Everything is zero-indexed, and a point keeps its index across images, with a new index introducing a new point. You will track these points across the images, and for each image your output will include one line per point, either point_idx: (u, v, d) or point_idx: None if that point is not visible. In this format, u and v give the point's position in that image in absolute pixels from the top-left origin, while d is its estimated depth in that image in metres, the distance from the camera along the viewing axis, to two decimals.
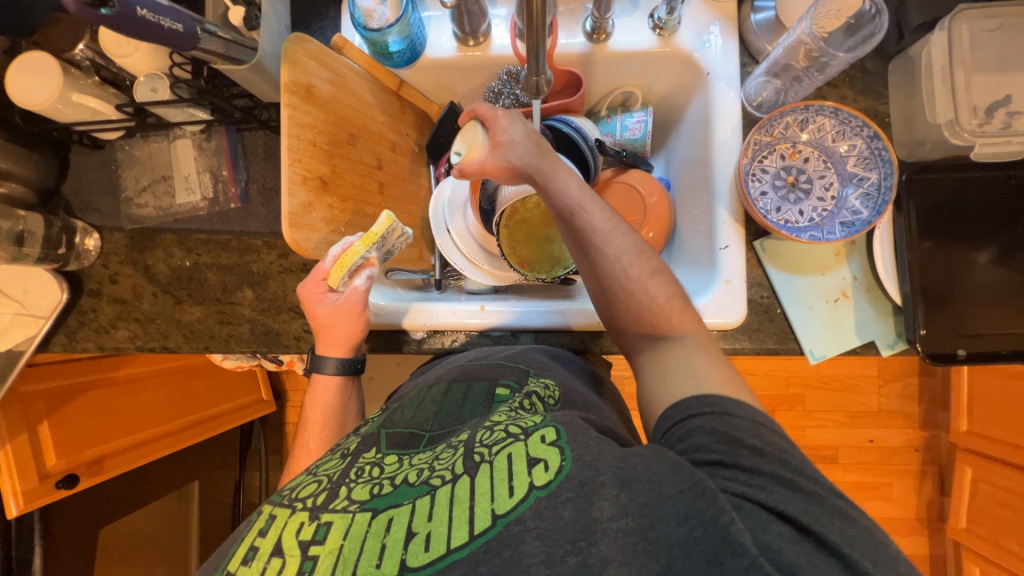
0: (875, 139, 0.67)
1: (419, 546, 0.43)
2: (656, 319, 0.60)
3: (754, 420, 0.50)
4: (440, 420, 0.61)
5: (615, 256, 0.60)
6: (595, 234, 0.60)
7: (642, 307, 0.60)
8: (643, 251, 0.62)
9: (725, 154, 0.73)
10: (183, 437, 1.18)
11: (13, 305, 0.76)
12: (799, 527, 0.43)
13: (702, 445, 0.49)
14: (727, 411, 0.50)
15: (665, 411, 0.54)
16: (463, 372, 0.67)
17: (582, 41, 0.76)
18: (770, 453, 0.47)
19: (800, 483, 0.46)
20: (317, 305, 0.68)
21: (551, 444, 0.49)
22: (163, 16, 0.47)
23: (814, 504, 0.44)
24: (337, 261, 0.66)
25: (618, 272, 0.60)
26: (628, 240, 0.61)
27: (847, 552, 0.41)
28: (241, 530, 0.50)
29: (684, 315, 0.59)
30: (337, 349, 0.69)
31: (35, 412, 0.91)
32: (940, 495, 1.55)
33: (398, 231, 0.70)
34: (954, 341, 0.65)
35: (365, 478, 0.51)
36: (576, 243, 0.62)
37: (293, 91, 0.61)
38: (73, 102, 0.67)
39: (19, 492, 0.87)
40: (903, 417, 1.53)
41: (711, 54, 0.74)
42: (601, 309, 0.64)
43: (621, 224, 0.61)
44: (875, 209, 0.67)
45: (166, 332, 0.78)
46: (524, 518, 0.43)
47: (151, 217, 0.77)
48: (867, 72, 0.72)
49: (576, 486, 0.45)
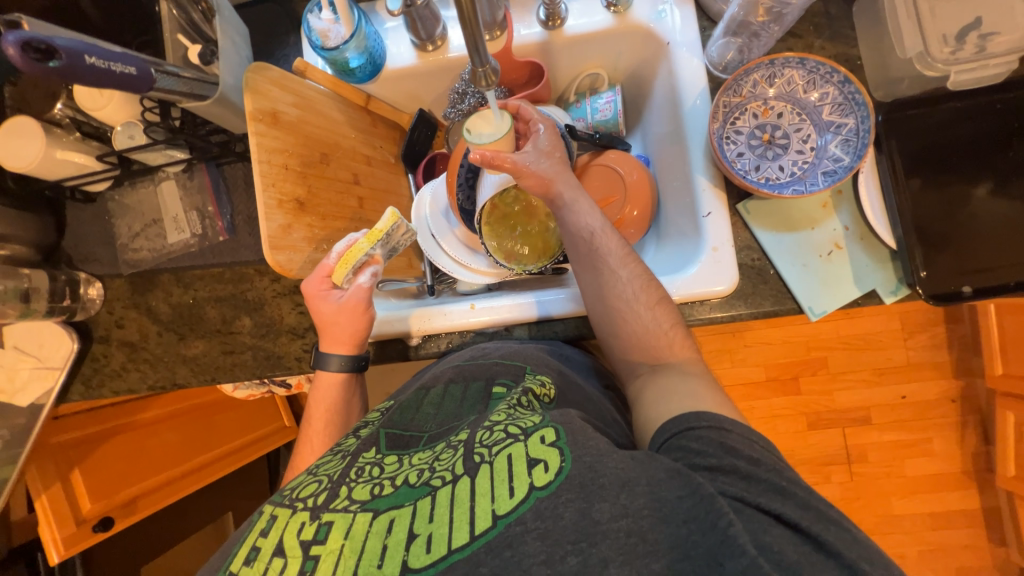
0: (846, 84, 0.66)
1: (420, 547, 0.44)
2: (652, 344, 0.64)
3: (750, 437, 0.51)
4: (440, 420, 0.61)
5: (623, 279, 0.65)
6: (607, 257, 0.67)
7: (642, 330, 0.64)
8: (647, 278, 0.66)
9: (697, 119, 0.72)
10: (207, 472, 1.20)
11: (31, 360, 0.80)
12: (797, 530, 0.44)
13: (699, 451, 0.49)
14: (725, 427, 0.51)
15: (663, 423, 0.55)
16: (460, 373, 0.66)
17: (538, 30, 0.76)
18: (767, 464, 0.48)
19: (796, 490, 0.47)
20: (321, 301, 0.68)
21: (550, 445, 0.48)
22: (114, 60, 0.48)
23: (811, 511, 0.45)
24: (342, 257, 0.67)
25: (620, 292, 0.65)
26: (633, 265, 0.66)
27: (845, 553, 0.43)
28: (242, 529, 0.50)
29: (680, 343, 0.63)
30: (341, 346, 0.70)
31: (66, 461, 0.96)
32: (984, 444, 1.48)
33: (403, 227, 0.71)
34: (957, 278, 0.63)
35: (366, 477, 0.51)
36: (586, 262, 0.68)
37: (258, 119, 0.63)
38: (58, 159, 0.69)
39: (58, 539, 0.91)
40: (934, 367, 1.48)
41: (668, 24, 0.73)
42: (600, 325, 0.68)
43: (631, 254, 0.67)
44: (856, 153, 0.66)
45: (174, 369, 0.81)
46: (524, 519, 0.44)
47: (146, 260, 0.79)
48: (831, 17, 0.71)
49: (577, 487, 0.45)
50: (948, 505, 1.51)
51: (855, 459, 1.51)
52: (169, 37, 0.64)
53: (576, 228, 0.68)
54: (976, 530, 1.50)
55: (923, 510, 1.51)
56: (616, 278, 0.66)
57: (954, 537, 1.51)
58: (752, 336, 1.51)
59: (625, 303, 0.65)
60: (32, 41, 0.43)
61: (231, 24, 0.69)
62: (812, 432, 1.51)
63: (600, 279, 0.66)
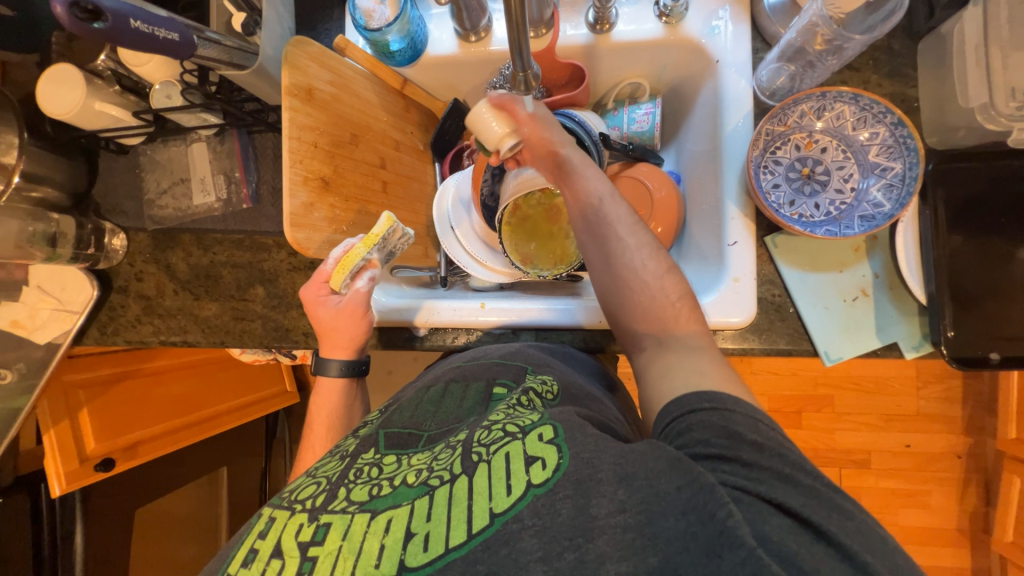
0: (900, 127, 0.62)
1: (417, 546, 0.44)
2: (660, 315, 0.61)
3: (753, 418, 0.49)
4: (440, 419, 0.61)
5: (632, 247, 0.64)
6: (616, 224, 0.65)
7: (649, 299, 0.62)
8: (653, 249, 0.65)
9: (736, 144, 0.70)
10: (209, 426, 1.23)
11: (52, 301, 0.82)
12: (800, 520, 0.42)
13: (702, 439, 0.48)
14: (726, 407, 0.50)
15: (664, 407, 0.54)
16: (460, 373, 0.67)
17: (585, 32, 0.74)
18: (770, 449, 0.47)
19: (800, 477, 0.45)
20: (319, 308, 0.70)
21: (547, 442, 0.48)
22: (158, 27, 0.48)
23: (813, 496, 0.44)
24: (339, 262, 0.67)
25: (630, 262, 0.63)
26: (640, 236, 0.65)
27: (846, 544, 0.41)
28: (243, 531, 0.51)
29: (687, 316, 0.61)
30: (340, 351, 0.72)
31: (77, 399, 0.99)
32: (984, 505, 1.44)
33: (399, 231, 0.70)
34: (988, 343, 0.60)
35: (364, 478, 0.52)
36: (591, 233, 0.66)
37: (294, 93, 0.62)
38: (95, 110, 0.70)
39: (62, 473, 0.94)
40: (943, 421, 1.44)
41: (720, 41, 0.70)
42: (607, 301, 0.66)
43: (641, 224, 0.66)
44: (899, 201, 0.63)
45: (186, 327, 0.82)
46: (521, 517, 0.44)
47: (171, 218, 0.81)
48: (893, 53, 0.67)
49: (574, 483, 0.45)
50: (937, 561, 1.48)
51: None
52: (215, 2, 0.64)
53: (587, 196, 0.66)
54: None
55: None
56: (625, 249, 0.64)
57: None
58: (758, 365, 1.49)
59: (635, 274, 0.63)
60: (80, 1, 0.43)
61: None
62: None
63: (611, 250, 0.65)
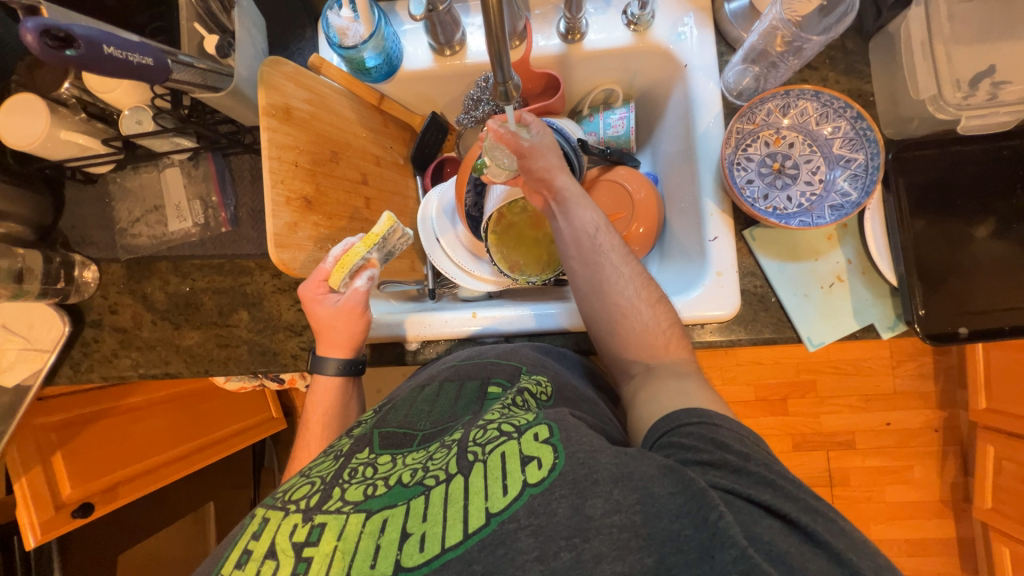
0: (859, 119, 0.66)
1: (414, 546, 0.43)
2: (650, 344, 0.64)
3: (739, 434, 0.51)
4: (435, 418, 0.60)
5: (624, 276, 0.67)
6: (607, 254, 0.68)
7: (640, 328, 0.65)
8: (640, 279, 0.67)
9: (709, 143, 0.72)
10: (191, 461, 1.18)
11: (19, 340, 0.78)
12: (789, 522, 0.44)
13: (686, 444, 0.50)
14: (714, 421, 0.52)
15: (653, 424, 0.56)
16: (455, 372, 0.66)
17: (558, 42, 0.76)
18: (756, 457, 0.48)
19: (785, 483, 0.47)
20: (317, 306, 0.68)
21: (544, 441, 0.48)
22: (132, 52, 0.47)
23: (800, 502, 0.45)
24: (339, 261, 0.67)
25: (619, 291, 0.66)
26: (627, 266, 0.67)
27: (833, 543, 0.43)
28: (235, 533, 0.50)
29: (675, 343, 0.64)
30: (337, 350, 0.70)
31: (48, 442, 0.94)
32: (964, 476, 1.51)
33: (399, 232, 0.71)
34: (955, 319, 0.64)
35: (359, 478, 0.51)
36: (582, 259, 0.68)
37: (271, 114, 0.62)
38: (61, 139, 0.67)
39: (35, 523, 0.89)
40: (920, 397, 1.50)
41: (687, 46, 0.73)
42: (596, 325, 0.68)
43: (631, 254, 0.69)
44: (864, 189, 0.66)
45: (167, 358, 0.79)
46: (518, 517, 0.43)
47: (146, 246, 0.78)
48: (847, 52, 0.72)
49: (570, 483, 0.44)
50: (925, 533, 1.53)
51: (837, 483, 1.53)
52: (185, 24, 0.63)
53: (577, 226, 0.68)
54: (950, 559, 1.53)
55: (901, 536, 1.53)
56: (615, 279, 0.66)
57: (929, 565, 1.53)
58: (743, 356, 1.52)
59: (625, 303, 0.65)
60: (51, 27, 0.42)
61: (249, 15, 0.68)
62: (797, 454, 1.53)
63: (603, 278, 0.67)
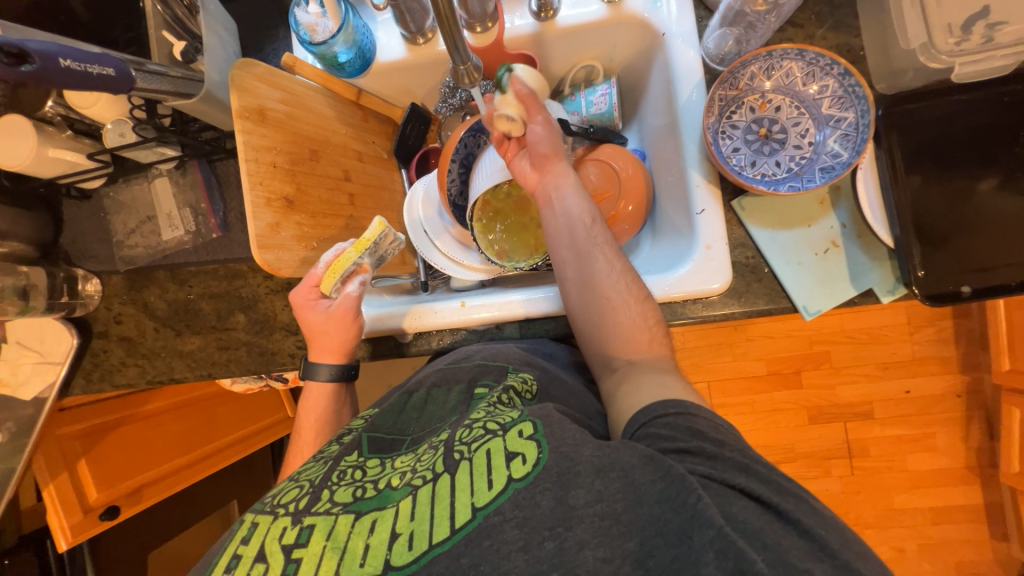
0: (846, 77, 0.63)
1: (402, 545, 0.43)
2: (634, 339, 0.63)
3: (715, 422, 0.50)
4: (424, 423, 0.61)
5: (616, 270, 0.65)
6: (600, 247, 0.66)
7: (626, 324, 0.63)
8: (632, 276, 0.65)
9: (692, 114, 0.70)
10: (211, 462, 1.22)
11: (33, 355, 0.81)
12: (762, 503, 0.43)
13: (660, 434, 0.49)
14: (690, 411, 0.50)
15: (633, 415, 0.54)
16: (442, 377, 0.65)
17: (531, 21, 0.74)
18: (731, 444, 0.47)
19: (759, 467, 0.46)
20: (309, 311, 0.69)
21: (528, 438, 0.47)
22: (89, 62, 0.48)
23: (772, 484, 0.45)
24: (330, 267, 0.68)
25: (611, 284, 0.64)
26: (620, 263, 0.66)
27: (805, 522, 0.42)
28: (224, 538, 0.49)
29: (658, 341, 0.63)
30: (329, 355, 0.71)
31: (72, 450, 0.99)
32: (989, 440, 1.47)
33: (392, 236, 0.72)
34: (958, 278, 0.61)
35: (348, 480, 0.51)
36: (574, 249, 0.66)
37: (245, 116, 0.62)
38: (51, 157, 0.69)
39: (65, 527, 0.94)
40: (940, 362, 1.46)
41: (664, 14, 0.71)
42: (580, 316, 0.66)
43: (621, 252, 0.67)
44: (855, 149, 0.64)
45: (171, 364, 0.82)
46: (502, 509, 0.43)
47: (142, 256, 0.80)
48: (833, 5, 0.68)
49: (553, 476, 0.44)
50: (951, 500, 1.49)
51: (856, 454, 1.50)
52: (154, 34, 0.63)
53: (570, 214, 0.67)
54: (977, 526, 1.49)
55: (924, 505, 1.50)
56: (607, 271, 0.65)
57: (956, 532, 1.50)
58: (753, 330, 1.49)
59: (616, 297, 0.64)
60: (3, 45, 0.42)
61: (218, 18, 0.69)
62: (813, 427, 1.50)
63: (596, 270, 0.65)
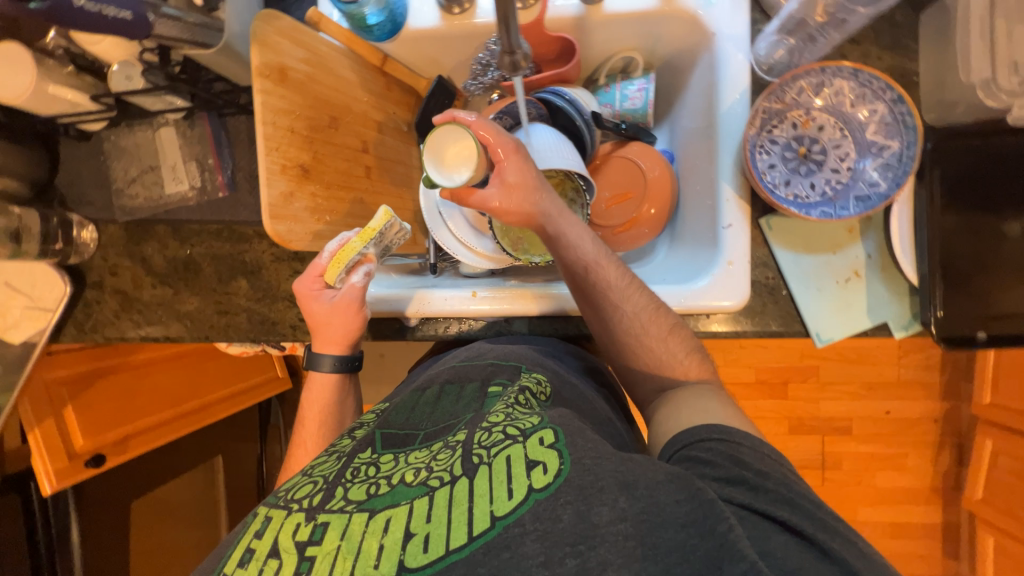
0: (899, 103, 0.61)
1: (417, 547, 0.42)
2: (669, 368, 0.64)
3: (759, 452, 0.50)
4: (437, 418, 0.59)
5: (631, 312, 0.63)
6: (610, 292, 0.63)
7: (656, 359, 0.64)
8: (651, 310, 0.64)
9: (732, 124, 0.67)
10: (201, 416, 1.23)
11: (24, 298, 0.79)
12: (804, 538, 0.43)
13: (701, 459, 0.50)
14: (734, 439, 0.51)
15: (672, 437, 0.55)
16: (455, 374, 0.66)
17: (575, 3, 0.69)
18: (775, 477, 0.47)
19: (804, 502, 0.46)
20: (314, 302, 0.68)
21: (549, 447, 0.47)
22: (106, 3, 0.47)
23: (816, 521, 0.44)
24: (334, 257, 0.65)
25: (631, 328, 0.64)
26: (636, 299, 0.64)
27: (850, 562, 0.42)
28: (236, 532, 0.49)
29: (695, 365, 0.64)
30: (332, 346, 0.70)
31: (59, 395, 0.97)
32: (957, 465, 1.52)
33: (397, 227, 0.69)
34: (975, 323, 0.61)
35: (361, 477, 0.50)
36: (587, 297, 0.65)
37: (264, 74, 0.58)
38: (50, 94, 0.65)
39: (51, 471, 0.93)
40: (923, 387, 1.49)
41: (717, 13, 0.67)
42: (613, 355, 0.68)
43: (633, 284, 0.64)
44: (894, 181, 0.62)
45: (167, 322, 0.79)
46: (523, 521, 0.42)
47: (142, 208, 0.77)
48: (894, 23, 0.65)
49: (576, 489, 0.44)
50: (912, 517, 1.56)
51: (829, 467, 1.55)
52: None
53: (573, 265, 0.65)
54: (932, 543, 1.57)
55: (886, 519, 1.56)
56: (624, 315, 0.64)
57: (913, 547, 1.57)
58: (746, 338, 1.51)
59: (640, 338, 0.64)
60: None
61: None
62: (792, 437, 1.54)
63: (611, 316, 0.64)
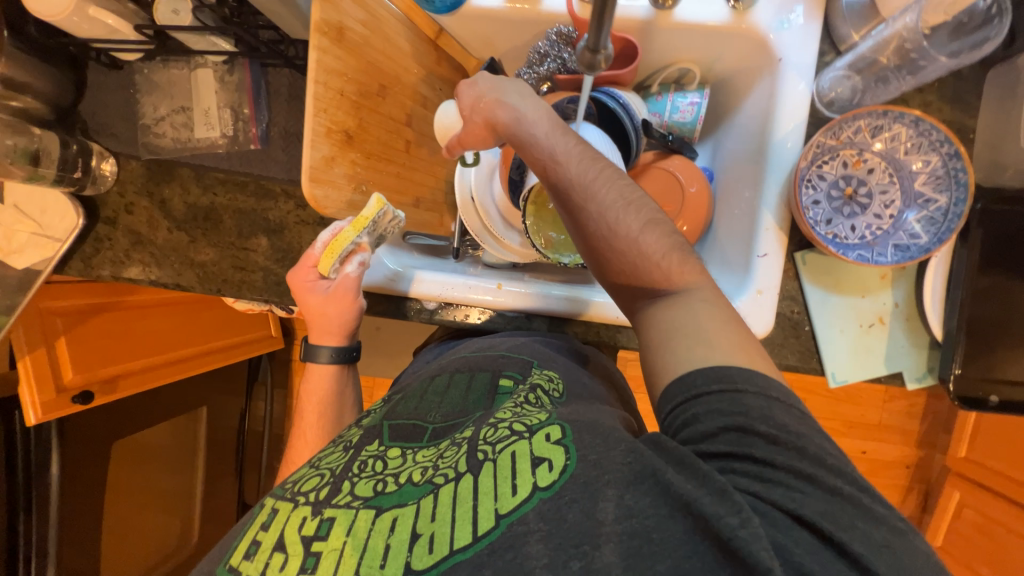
0: (954, 159, 0.62)
1: (423, 548, 0.42)
2: (657, 272, 0.52)
3: (766, 399, 0.44)
4: (445, 410, 0.58)
5: (606, 201, 0.54)
6: (577, 182, 0.54)
7: (640, 257, 0.53)
8: (636, 196, 0.55)
9: (783, 155, 0.67)
10: (188, 366, 1.19)
11: (32, 224, 0.76)
12: (828, 534, 0.37)
13: (702, 426, 0.44)
14: (737, 388, 0.44)
15: (665, 392, 0.48)
16: (465, 364, 0.65)
17: (645, 5, 0.68)
18: (786, 442, 0.41)
19: (822, 475, 0.40)
20: (307, 292, 0.67)
21: (556, 443, 0.46)
22: None
23: (837, 500, 0.39)
24: (328, 246, 0.65)
25: (612, 222, 0.53)
26: (614, 185, 0.54)
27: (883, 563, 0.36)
28: (242, 521, 0.50)
29: (689, 263, 0.52)
30: (331, 338, 0.70)
31: (52, 327, 0.93)
32: (921, 513, 1.55)
33: (390, 215, 0.66)
34: (988, 387, 0.62)
35: (368, 473, 0.50)
36: (561, 198, 0.56)
37: (322, 31, 0.56)
38: (89, 16, 0.62)
39: (36, 403, 0.87)
40: (902, 434, 1.53)
41: (788, 37, 0.66)
42: (596, 269, 0.57)
43: (608, 168, 0.55)
44: (937, 236, 0.62)
45: (180, 271, 0.77)
46: (527, 520, 0.41)
47: (168, 148, 0.75)
48: (959, 77, 0.65)
49: (581, 486, 0.42)
50: None
51: None
52: None
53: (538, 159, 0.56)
54: None
55: None
56: (602, 207, 0.53)
57: None
58: None
59: (621, 235, 0.53)
60: None
61: None
62: None
63: (585, 213, 0.54)
